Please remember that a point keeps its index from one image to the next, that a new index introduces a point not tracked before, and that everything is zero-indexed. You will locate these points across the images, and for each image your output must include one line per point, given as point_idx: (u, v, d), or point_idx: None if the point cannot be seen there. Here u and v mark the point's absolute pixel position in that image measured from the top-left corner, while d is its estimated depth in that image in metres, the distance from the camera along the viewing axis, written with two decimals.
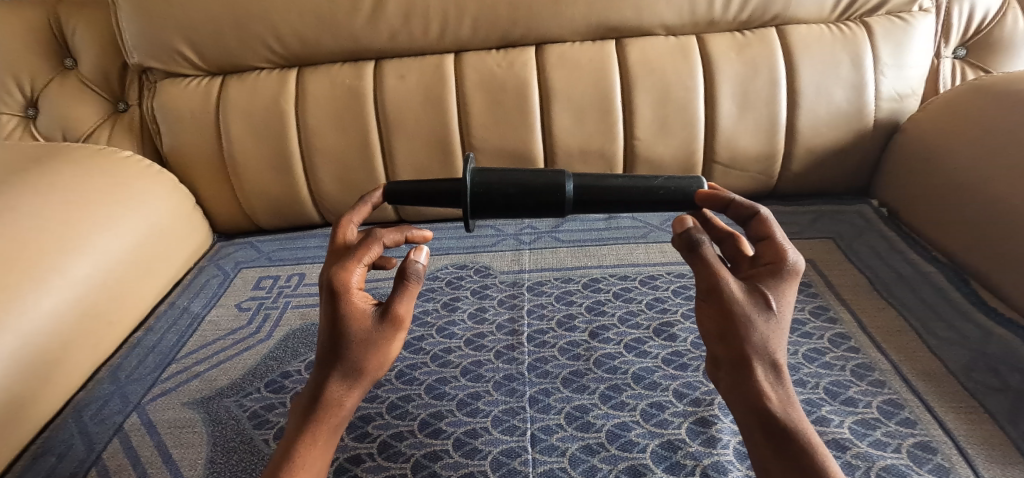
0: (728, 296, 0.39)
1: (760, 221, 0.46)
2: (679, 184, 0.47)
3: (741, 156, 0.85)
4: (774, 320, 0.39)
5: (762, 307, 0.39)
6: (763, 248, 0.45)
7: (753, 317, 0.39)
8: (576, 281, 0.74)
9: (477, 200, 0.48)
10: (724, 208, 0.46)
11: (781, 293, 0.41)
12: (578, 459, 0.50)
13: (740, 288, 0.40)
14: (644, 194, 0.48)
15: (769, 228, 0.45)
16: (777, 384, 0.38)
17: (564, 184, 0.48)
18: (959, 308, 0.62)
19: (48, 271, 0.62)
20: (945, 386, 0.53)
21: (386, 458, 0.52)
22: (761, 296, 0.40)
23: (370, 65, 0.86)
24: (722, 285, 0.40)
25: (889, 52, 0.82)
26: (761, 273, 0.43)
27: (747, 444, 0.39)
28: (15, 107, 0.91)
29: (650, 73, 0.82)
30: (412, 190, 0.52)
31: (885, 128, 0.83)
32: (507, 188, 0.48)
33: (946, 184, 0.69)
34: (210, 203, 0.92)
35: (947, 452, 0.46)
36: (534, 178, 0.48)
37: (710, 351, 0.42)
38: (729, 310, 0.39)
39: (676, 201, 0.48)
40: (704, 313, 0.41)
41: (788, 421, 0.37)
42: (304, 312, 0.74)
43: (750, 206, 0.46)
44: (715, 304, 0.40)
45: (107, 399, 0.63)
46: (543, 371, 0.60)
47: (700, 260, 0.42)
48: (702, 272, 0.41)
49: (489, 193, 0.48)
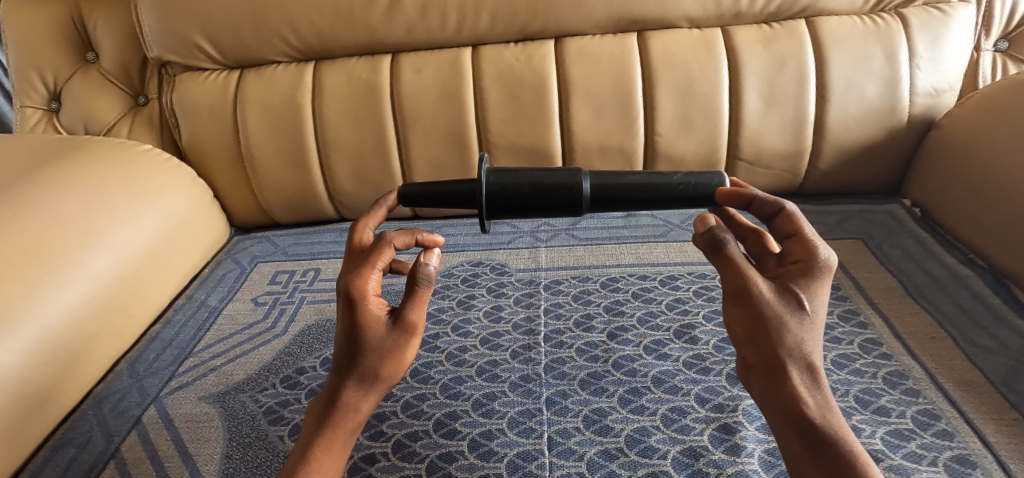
0: (758, 297, 0.37)
1: (785, 217, 0.43)
2: (699, 180, 0.45)
3: (766, 153, 0.82)
4: (808, 320, 0.37)
5: (795, 308, 0.37)
6: (791, 245, 0.42)
7: (786, 319, 0.37)
8: (593, 280, 0.73)
9: (491, 200, 0.46)
10: (748, 206, 0.44)
11: (813, 293, 0.38)
12: (596, 464, 0.48)
13: (769, 288, 0.38)
14: (665, 190, 0.45)
15: (797, 224, 0.42)
16: (816, 389, 0.36)
17: (581, 184, 0.46)
18: (998, 315, 0.59)
19: (69, 265, 0.63)
20: (984, 397, 0.50)
21: (400, 458, 0.51)
22: (793, 296, 0.38)
23: (386, 59, 0.85)
24: (751, 285, 0.38)
25: (925, 46, 0.78)
26: (791, 272, 0.40)
27: (782, 450, 0.38)
28: (39, 100, 0.92)
29: (672, 67, 0.80)
30: (423, 193, 0.50)
31: (919, 125, 0.80)
32: (522, 187, 0.46)
33: (986, 184, 0.66)
34: (227, 197, 0.93)
35: (987, 466, 0.44)
36: (549, 176, 0.47)
37: (740, 355, 0.40)
38: (758, 311, 0.37)
39: (696, 198, 0.45)
40: (730, 315, 0.39)
41: (827, 428, 0.35)
42: (320, 308, 0.74)
43: (776, 202, 0.43)
44: (744, 306, 0.38)
45: (125, 392, 0.63)
46: (560, 373, 0.59)
47: (724, 260, 0.40)
48: (728, 272, 0.39)
49: (506, 193, 0.46)
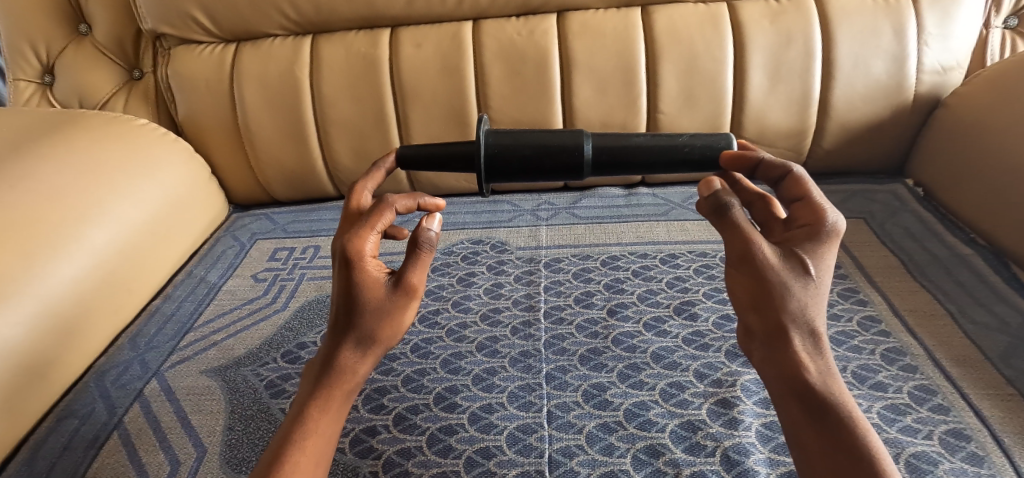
0: (763, 261, 0.37)
1: (792, 180, 0.42)
2: (705, 141, 0.45)
3: (770, 131, 0.82)
4: (813, 285, 0.37)
5: (800, 272, 0.37)
6: (798, 209, 0.42)
7: (790, 284, 0.37)
8: (593, 258, 0.73)
9: (490, 163, 0.46)
10: (754, 169, 0.43)
11: (819, 257, 0.38)
12: (595, 437, 0.49)
13: (774, 253, 0.38)
14: (669, 152, 0.45)
15: (804, 188, 0.42)
16: (818, 355, 0.36)
17: (583, 145, 0.45)
18: (997, 292, 0.60)
19: (67, 239, 0.62)
20: (981, 372, 0.51)
21: (401, 430, 0.52)
22: (798, 261, 0.38)
23: (385, 32, 0.84)
24: (756, 250, 0.37)
25: (934, 22, 0.77)
26: (798, 236, 0.40)
27: (782, 418, 0.38)
28: (32, 73, 0.90)
29: (677, 42, 0.79)
30: (421, 154, 0.49)
31: (926, 103, 0.79)
32: (522, 148, 0.45)
33: (990, 162, 0.65)
34: (226, 174, 0.92)
35: (981, 440, 0.44)
36: (550, 138, 0.46)
37: (743, 322, 0.40)
38: (763, 276, 0.37)
39: (701, 160, 0.45)
40: (734, 281, 0.39)
41: (829, 394, 0.35)
42: (320, 284, 0.74)
43: (782, 164, 0.42)
44: (748, 270, 0.38)
45: (127, 365, 0.63)
46: (560, 349, 0.59)
47: (730, 225, 0.40)
48: (732, 236, 0.39)
49: (505, 155, 0.45)
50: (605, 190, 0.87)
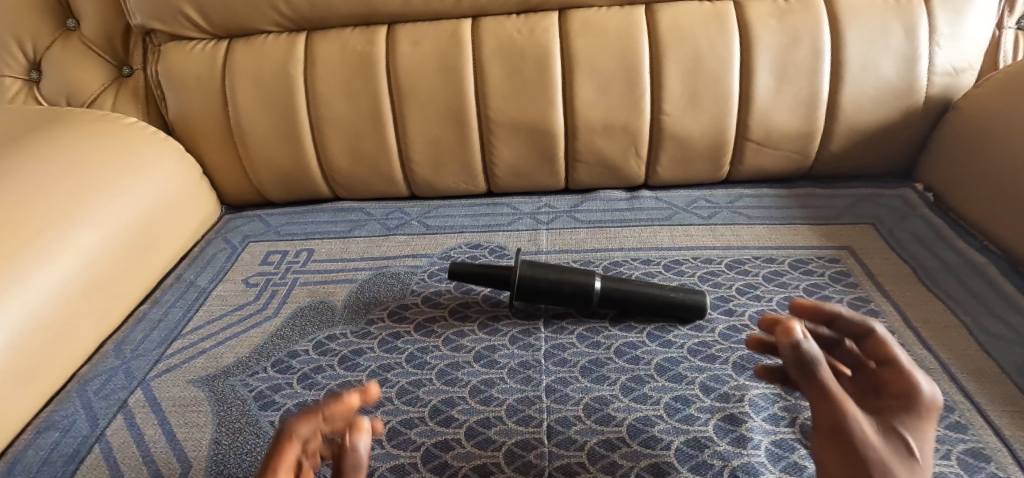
0: (861, 438, 0.34)
1: (874, 341, 0.41)
2: (686, 294, 0.60)
3: (777, 133, 0.80)
4: (914, 470, 0.34)
5: (901, 455, 0.34)
6: (885, 374, 0.39)
7: (893, 466, 0.33)
8: (595, 264, 0.70)
9: (523, 285, 0.62)
10: (828, 324, 0.43)
11: (918, 436, 0.35)
12: (597, 454, 0.47)
13: (870, 428, 0.35)
14: (657, 299, 0.60)
15: (889, 350, 0.40)
16: None
17: (591, 282, 0.61)
18: (1012, 302, 0.58)
19: (51, 241, 0.60)
20: (998, 387, 0.49)
21: (395, 445, 0.49)
22: (898, 438, 0.35)
23: (381, 30, 0.81)
24: (852, 424, 0.34)
25: (946, 21, 0.75)
26: (891, 406, 0.37)
27: None
28: (18, 70, 0.87)
29: (682, 41, 0.76)
30: (473, 272, 0.66)
31: (936, 105, 0.77)
32: (548, 278, 0.62)
33: (1004, 167, 0.63)
34: (218, 175, 0.90)
35: (1002, 460, 0.42)
36: (570, 276, 0.62)
37: None
38: (860, 454, 0.33)
39: (681, 306, 0.60)
40: (825, 451, 0.35)
41: None
42: (313, 289, 0.72)
43: (863, 323, 0.42)
44: (843, 446, 0.34)
45: (112, 374, 0.61)
46: (561, 359, 0.57)
47: (821, 392, 0.35)
48: (824, 405, 0.35)
49: (536, 279, 0.62)
50: (607, 193, 0.85)
